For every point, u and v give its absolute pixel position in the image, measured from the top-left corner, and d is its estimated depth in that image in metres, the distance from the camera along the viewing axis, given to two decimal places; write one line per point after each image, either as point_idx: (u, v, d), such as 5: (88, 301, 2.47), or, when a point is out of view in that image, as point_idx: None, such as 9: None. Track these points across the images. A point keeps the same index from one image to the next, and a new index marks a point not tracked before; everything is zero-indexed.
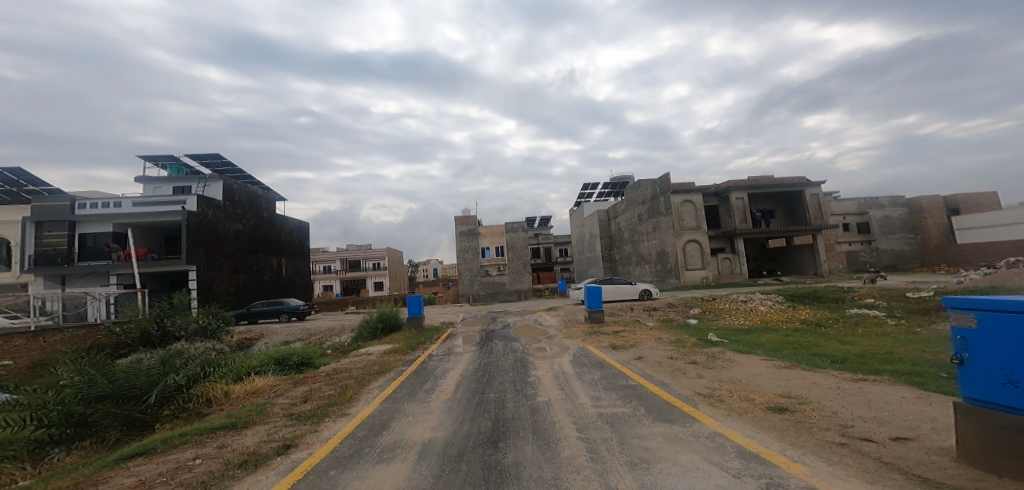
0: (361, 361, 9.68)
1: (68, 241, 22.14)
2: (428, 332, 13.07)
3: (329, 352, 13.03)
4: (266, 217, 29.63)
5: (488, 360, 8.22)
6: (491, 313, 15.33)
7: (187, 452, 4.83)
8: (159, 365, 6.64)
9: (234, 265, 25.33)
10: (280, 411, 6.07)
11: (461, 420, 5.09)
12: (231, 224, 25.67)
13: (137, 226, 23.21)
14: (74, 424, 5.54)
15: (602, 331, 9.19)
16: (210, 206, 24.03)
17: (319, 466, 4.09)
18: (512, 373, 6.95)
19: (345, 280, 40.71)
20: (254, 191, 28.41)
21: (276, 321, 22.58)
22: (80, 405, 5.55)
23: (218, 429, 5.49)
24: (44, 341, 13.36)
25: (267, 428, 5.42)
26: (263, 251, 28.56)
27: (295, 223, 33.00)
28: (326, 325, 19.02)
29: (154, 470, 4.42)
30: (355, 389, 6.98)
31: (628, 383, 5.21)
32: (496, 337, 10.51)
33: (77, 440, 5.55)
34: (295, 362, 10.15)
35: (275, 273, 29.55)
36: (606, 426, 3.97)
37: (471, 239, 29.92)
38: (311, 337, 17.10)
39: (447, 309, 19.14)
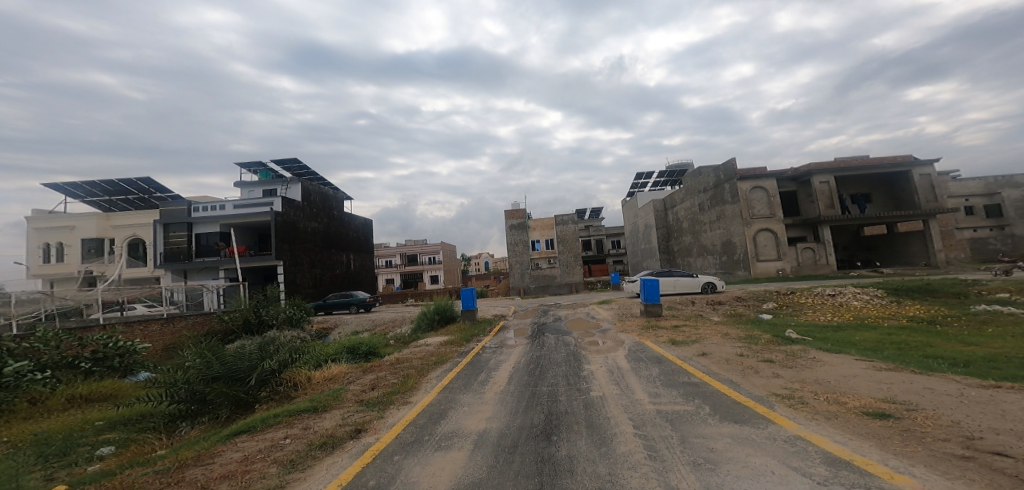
0: (420, 352, 10.02)
1: (187, 240, 24.50)
2: (481, 324, 13.37)
3: (392, 342, 13.63)
4: (337, 215, 31.36)
5: (540, 353, 8.24)
6: (542, 306, 15.34)
7: (280, 432, 5.23)
8: (257, 351, 7.34)
9: (312, 259, 27.09)
10: (352, 397, 6.43)
11: (515, 411, 5.14)
12: (308, 222, 27.45)
13: (239, 226, 25.38)
14: (196, 400, 6.44)
15: (659, 325, 8.92)
16: (293, 206, 25.87)
17: (385, 451, 4.26)
18: (565, 366, 6.91)
19: (404, 273, 42.36)
20: (326, 192, 30.18)
21: (346, 312, 23.88)
22: (201, 384, 6.45)
23: (303, 411, 5.90)
24: (174, 326, 14.87)
25: (341, 412, 5.75)
26: (335, 247, 30.28)
27: (360, 220, 34.69)
28: (391, 317, 19.91)
29: (253, 446, 4.82)
30: (416, 378, 7.22)
31: (691, 380, 5.01)
32: (549, 330, 10.48)
33: (198, 415, 6.45)
34: (364, 351, 10.71)
35: (346, 268, 31.24)
36: (666, 424, 3.84)
37: (522, 232, 30.02)
38: (376, 328, 17.95)
39: (500, 302, 19.36)
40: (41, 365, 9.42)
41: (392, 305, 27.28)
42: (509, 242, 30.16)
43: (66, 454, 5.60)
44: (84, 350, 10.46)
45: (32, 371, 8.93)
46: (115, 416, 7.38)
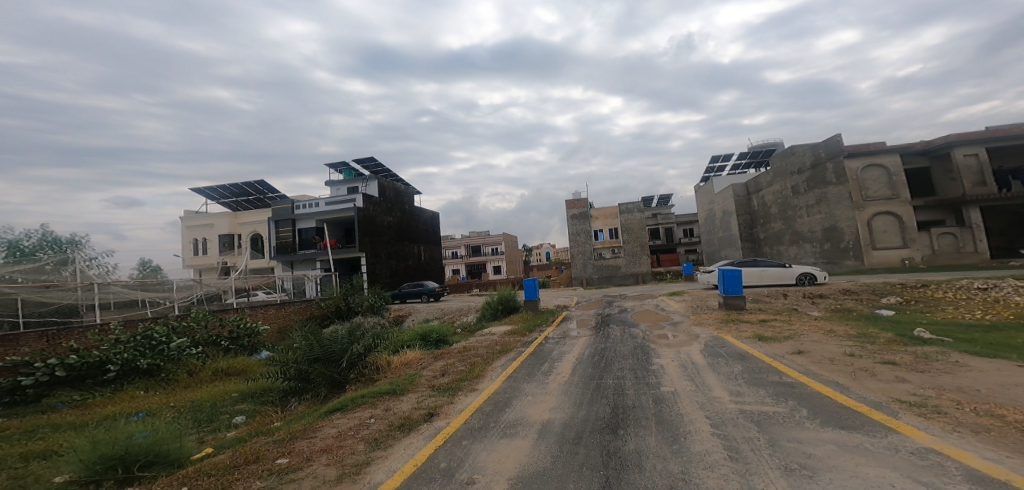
0: (485, 341, 10.24)
1: (293, 235, 27.69)
2: (543, 314, 13.44)
3: (458, 331, 14.20)
4: (409, 209, 32.97)
5: (605, 345, 8.09)
6: (605, 297, 14.91)
7: (366, 412, 5.58)
8: (347, 335, 8.11)
9: (389, 251, 29.11)
10: (425, 382, 6.70)
11: (580, 403, 5.08)
12: (385, 216, 29.52)
13: (331, 222, 28.25)
14: (302, 379, 7.39)
15: (743, 319, 8.44)
16: (371, 202, 28.03)
17: (455, 435, 4.42)
18: (632, 360, 6.72)
19: (469, 264, 43.41)
20: (399, 187, 31.94)
21: (419, 301, 25.16)
22: (306, 364, 7.35)
23: (383, 393, 6.26)
24: (284, 310, 16.65)
25: (416, 396, 6.04)
26: (408, 240, 31.89)
27: (429, 214, 35.85)
28: (457, 306, 20.60)
29: (347, 423, 5.23)
30: (482, 366, 7.38)
31: (784, 381, 4.66)
32: (613, 322, 10.27)
33: (304, 391, 7.43)
34: (434, 339, 11.16)
35: (417, 259, 32.63)
36: (751, 425, 3.60)
37: (583, 222, 29.57)
38: (445, 316, 18.79)
39: (562, 292, 19.20)
40: (196, 342, 11.14)
41: (459, 295, 28.11)
42: (570, 232, 29.77)
43: (212, 421, 6.97)
44: (224, 329, 12.24)
45: (189, 346, 10.67)
46: (246, 389, 8.62)
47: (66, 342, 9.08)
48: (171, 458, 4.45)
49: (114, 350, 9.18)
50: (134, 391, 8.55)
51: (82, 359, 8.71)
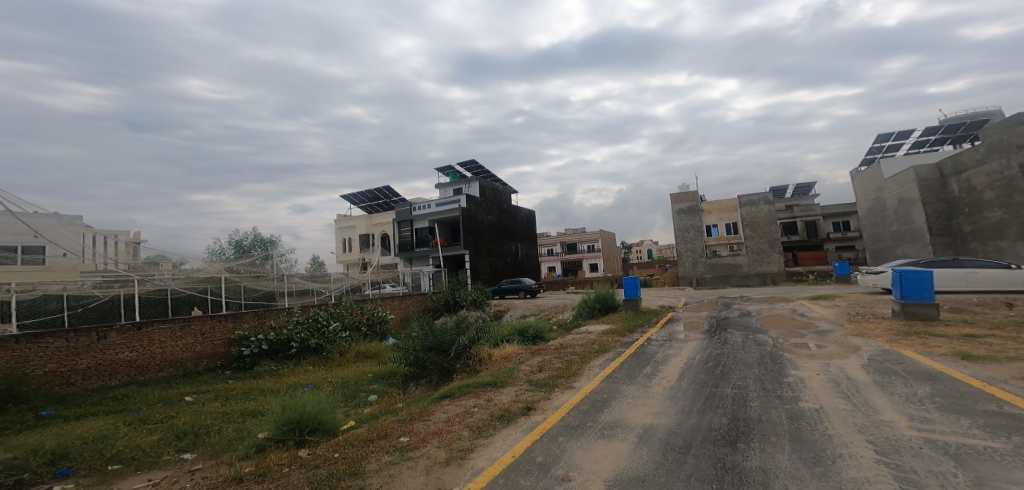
0: (582, 339, 10.05)
1: (411, 234, 30.34)
2: (646, 314, 12.89)
3: (553, 328, 14.30)
4: (507, 208, 33.77)
5: (722, 351, 7.43)
6: (722, 299, 13.76)
7: (470, 400, 5.81)
8: (456, 326, 8.74)
9: (490, 248, 30.17)
10: (523, 376, 6.70)
11: (689, 411, 4.67)
12: (486, 215, 30.64)
13: (441, 222, 30.28)
14: (418, 365, 8.23)
15: (928, 332, 7.07)
16: (473, 202, 29.29)
17: (552, 430, 4.46)
18: (759, 369, 6.03)
19: (564, 262, 43.44)
20: (498, 187, 32.87)
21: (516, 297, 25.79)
22: (421, 352, 8.19)
23: (484, 384, 6.42)
24: (404, 302, 18.57)
25: (515, 389, 6.09)
26: (507, 238, 32.74)
27: (525, 212, 36.41)
28: (553, 303, 20.63)
29: (451, 411, 5.56)
30: (578, 364, 7.20)
31: (998, 411, 3.79)
32: (731, 325, 9.45)
33: (420, 376, 8.25)
34: (531, 334, 11.22)
35: (515, 256, 33.35)
36: (944, 458, 2.99)
37: (694, 217, 27.68)
38: (541, 313, 18.95)
39: (667, 292, 18.14)
40: (345, 325, 13.61)
41: (557, 292, 28.22)
42: (676, 228, 28.28)
43: (355, 397, 8.41)
44: (364, 317, 14.71)
45: (341, 330, 13.16)
46: (376, 372, 10.31)
47: (267, 320, 12.21)
48: (330, 427, 6.00)
49: (295, 330, 12.05)
50: (306, 366, 11.02)
51: (277, 336, 11.65)
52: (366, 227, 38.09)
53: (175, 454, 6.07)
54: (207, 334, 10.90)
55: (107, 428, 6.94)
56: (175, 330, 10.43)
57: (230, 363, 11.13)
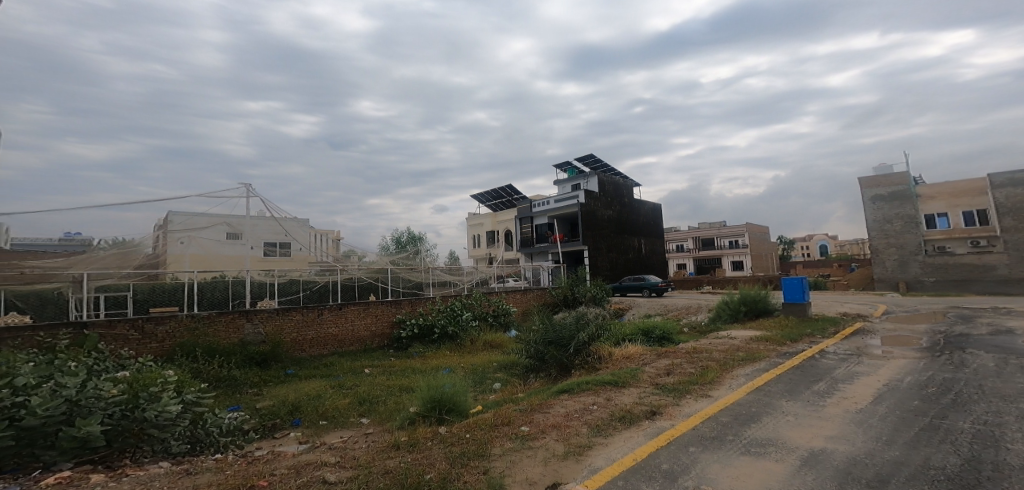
0: (723, 344, 8.85)
1: (531, 230, 31.48)
2: (819, 322, 10.88)
3: (687, 329, 13.22)
4: (629, 202, 32.14)
5: (949, 374, 5.84)
6: (943, 312, 10.81)
7: (589, 397, 6.09)
8: (575, 322, 9.33)
9: (610, 244, 29.19)
10: (649, 378, 6.74)
11: (885, 441, 3.99)
12: (606, 211, 29.72)
13: (560, 217, 30.55)
14: (538, 358, 9.11)
15: None
16: (592, 197, 28.70)
17: (682, 439, 4.41)
18: (1008, 402, 4.68)
19: (699, 259, 40.22)
20: (619, 181, 31.50)
21: (639, 296, 24.33)
22: (542, 345, 9.04)
23: (606, 383, 6.63)
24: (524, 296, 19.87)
25: (638, 391, 6.18)
26: (628, 233, 31.22)
27: (649, 206, 34.24)
28: (684, 303, 18.85)
29: (573, 404, 5.84)
30: (716, 372, 6.75)
31: None
32: (968, 346, 7.37)
33: (540, 369, 9.09)
34: (658, 336, 10.90)
35: (638, 252, 31.57)
36: None
37: (901, 204, 23.52)
38: (669, 313, 17.49)
39: (845, 296, 15.03)
40: (477, 314, 16.82)
41: (688, 291, 26.10)
42: (875, 219, 24.26)
43: (481, 383, 9.38)
44: (492, 309, 17.78)
45: (471, 319, 16.24)
46: (500, 362, 11.50)
47: (417, 307, 15.99)
48: (462, 410, 6.71)
49: (434, 316, 15.53)
50: (445, 350, 13.84)
51: (426, 321, 15.32)
52: (491, 224, 40.93)
53: (357, 418, 7.99)
54: (380, 316, 15.03)
55: (322, 389, 9.73)
56: (361, 310, 14.59)
57: (392, 342, 15.06)
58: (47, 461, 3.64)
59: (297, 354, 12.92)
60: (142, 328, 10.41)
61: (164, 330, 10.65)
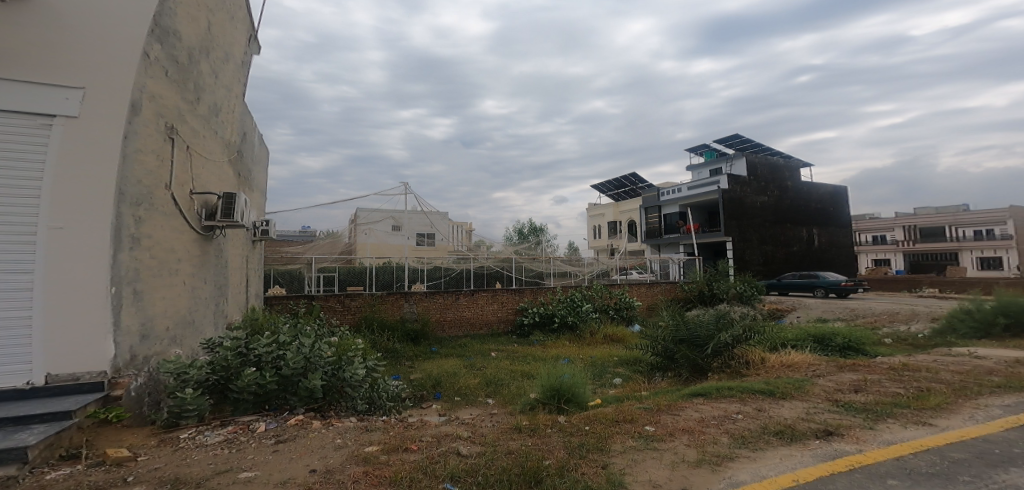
0: (954, 364, 6.65)
1: (660, 220, 29.91)
2: None
3: (887, 339, 10.69)
4: (792, 187, 27.73)
5: None
6: None
7: (734, 405, 5.10)
8: (714, 320, 8.07)
9: (764, 235, 25.74)
10: (822, 393, 5.51)
11: None
12: (758, 197, 26.20)
13: (694, 205, 28.40)
14: (667, 356, 8.15)
15: None
16: (739, 182, 25.61)
17: (873, 468, 3.25)
18: None
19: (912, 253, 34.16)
20: (775, 162, 27.38)
21: (811, 296, 20.73)
22: (672, 343, 8.03)
23: (758, 392, 5.57)
24: (651, 290, 18.83)
25: (806, 406, 5.02)
26: (792, 222, 27.01)
27: (824, 189, 29.16)
28: (880, 308, 15.46)
29: (709, 409, 4.79)
30: (943, 397, 5.05)
31: None
32: None
33: (668, 368, 8.15)
34: (837, 345, 9.06)
35: (805, 245, 27.25)
36: None
37: None
38: (856, 318, 14.61)
39: None
40: (598, 306, 16.51)
41: (888, 295, 21.50)
42: None
43: (602, 376, 9.23)
44: (614, 301, 16.98)
45: (592, 310, 16.05)
46: (622, 358, 11.02)
47: (540, 296, 16.38)
48: (582, 400, 6.26)
49: (554, 305, 15.88)
50: (562, 342, 13.95)
51: (546, 308, 15.74)
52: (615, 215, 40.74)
53: (485, 398, 8.42)
54: (506, 303, 15.87)
55: (457, 368, 10.65)
56: (490, 298, 15.70)
57: (516, 328, 15.78)
58: (290, 404, 5.00)
59: (439, 333, 14.76)
60: (343, 303, 13.49)
61: (356, 304, 13.54)
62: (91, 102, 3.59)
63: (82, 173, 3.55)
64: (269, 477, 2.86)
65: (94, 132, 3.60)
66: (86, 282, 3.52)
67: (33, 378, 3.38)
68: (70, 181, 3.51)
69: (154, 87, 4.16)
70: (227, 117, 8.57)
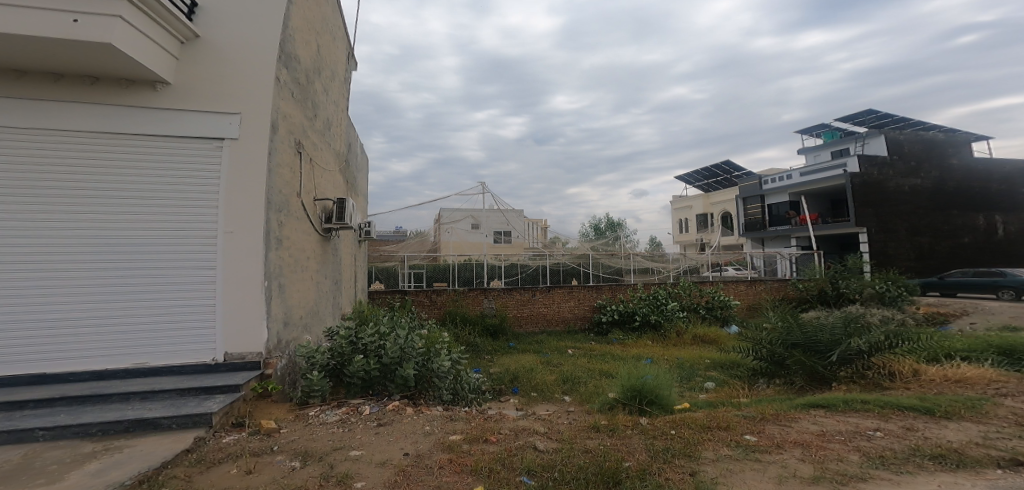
0: None
1: (763, 211, 28.32)
2: None
3: None
4: (958, 165, 23.46)
5: None
6: None
7: (868, 422, 3.98)
8: (841, 323, 6.03)
9: (916, 225, 21.94)
10: (1009, 416, 4.10)
11: None
12: (909, 179, 22.39)
13: (809, 194, 25.98)
14: (774, 363, 6.33)
15: None
16: (874, 163, 22.23)
17: None
18: None
19: None
20: (932, 137, 23.42)
21: (991, 297, 16.35)
22: (779, 347, 6.24)
23: (906, 408, 4.30)
24: (753, 288, 16.88)
25: (981, 430, 3.76)
26: (959, 208, 22.75)
27: (999, 169, 24.07)
28: None
29: (832, 425, 3.92)
30: None
31: None
32: None
33: (775, 376, 6.38)
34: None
35: (981, 234, 22.77)
36: None
37: None
38: None
39: None
40: (684, 305, 14.69)
41: None
42: None
43: (690, 379, 8.25)
44: (703, 299, 15.12)
45: (679, 310, 14.24)
46: (717, 359, 9.93)
47: (618, 293, 15.15)
48: (665, 403, 5.35)
49: (631, 305, 14.26)
50: (646, 340, 12.62)
51: (626, 307, 14.28)
52: (701, 206, 39.90)
53: (561, 394, 7.92)
54: (587, 292, 14.97)
55: (532, 364, 10.11)
56: (567, 293, 14.84)
57: (593, 326, 14.71)
58: (387, 391, 5.38)
59: (517, 329, 14.21)
60: (432, 297, 13.74)
61: (443, 300, 13.63)
62: (245, 126, 4.38)
63: (236, 187, 4.30)
64: (371, 457, 3.09)
65: (254, 149, 4.38)
66: (251, 275, 4.28)
67: (215, 356, 4.18)
68: (235, 193, 4.29)
69: (280, 104, 4.69)
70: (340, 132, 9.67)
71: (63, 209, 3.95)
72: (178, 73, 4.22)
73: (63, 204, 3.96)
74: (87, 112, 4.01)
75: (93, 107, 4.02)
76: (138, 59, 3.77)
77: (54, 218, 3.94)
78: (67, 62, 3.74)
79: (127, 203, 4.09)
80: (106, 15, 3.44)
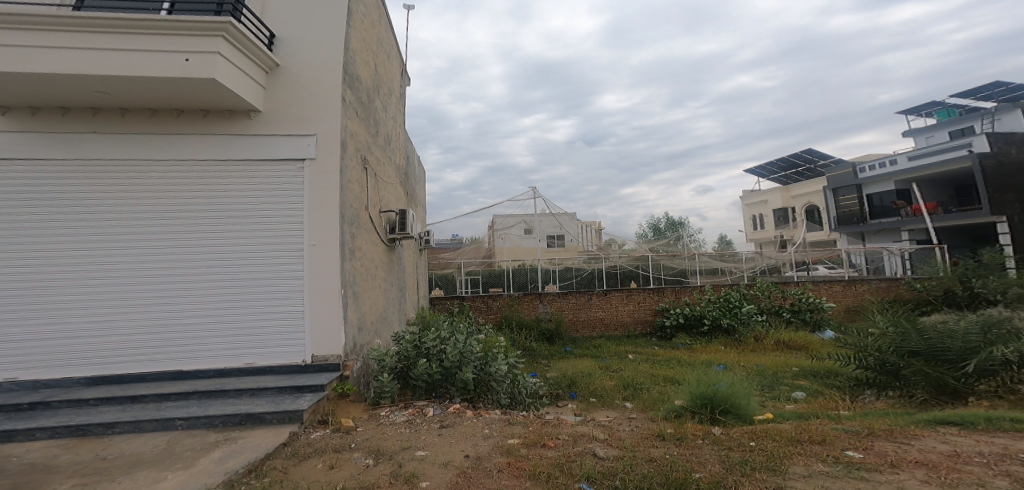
0: None
1: (860, 202, 25.92)
2: None
3: None
4: None
5: None
6: None
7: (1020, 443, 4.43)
8: (979, 330, 5.88)
9: None
10: None
11: None
12: None
13: (920, 180, 23.68)
14: (887, 372, 6.33)
15: None
16: (1009, 141, 20.61)
17: None
18: None
19: None
20: None
21: None
22: (895, 357, 6.23)
23: None
24: (856, 289, 16.19)
25: None
26: None
27: None
28: None
29: (975, 446, 4.46)
30: None
31: None
32: None
33: (889, 388, 6.32)
34: None
35: None
36: None
37: None
38: None
39: None
40: (761, 309, 14.41)
41: None
42: None
43: (775, 389, 8.29)
44: (786, 301, 14.62)
45: (757, 313, 13.99)
46: (810, 368, 9.73)
47: (682, 296, 15.14)
48: (744, 413, 5.76)
49: (706, 308, 14.20)
50: (718, 346, 12.51)
51: (694, 313, 14.25)
52: (782, 200, 38.35)
53: (622, 401, 8.03)
54: (654, 295, 15.09)
55: (593, 369, 10.38)
56: (624, 297, 15.09)
57: (656, 331, 14.80)
58: (450, 393, 6.08)
59: (573, 333, 14.86)
60: (487, 303, 14.79)
61: (498, 305, 14.72)
62: (321, 143, 5.85)
63: (327, 218, 5.76)
64: (434, 458, 4.26)
65: (328, 170, 5.81)
66: (330, 283, 5.68)
67: (305, 357, 5.59)
68: (319, 207, 5.74)
69: (347, 123, 6.20)
70: (397, 147, 10.79)
71: (178, 220, 5.52)
72: (267, 102, 5.78)
73: (174, 228, 5.52)
74: (202, 143, 5.59)
75: (211, 138, 5.61)
76: (231, 88, 5.14)
77: (172, 238, 5.51)
78: (173, 97, 5.27)
79: (220, 219, 5.61)
80: (209, 52, 4.85)
